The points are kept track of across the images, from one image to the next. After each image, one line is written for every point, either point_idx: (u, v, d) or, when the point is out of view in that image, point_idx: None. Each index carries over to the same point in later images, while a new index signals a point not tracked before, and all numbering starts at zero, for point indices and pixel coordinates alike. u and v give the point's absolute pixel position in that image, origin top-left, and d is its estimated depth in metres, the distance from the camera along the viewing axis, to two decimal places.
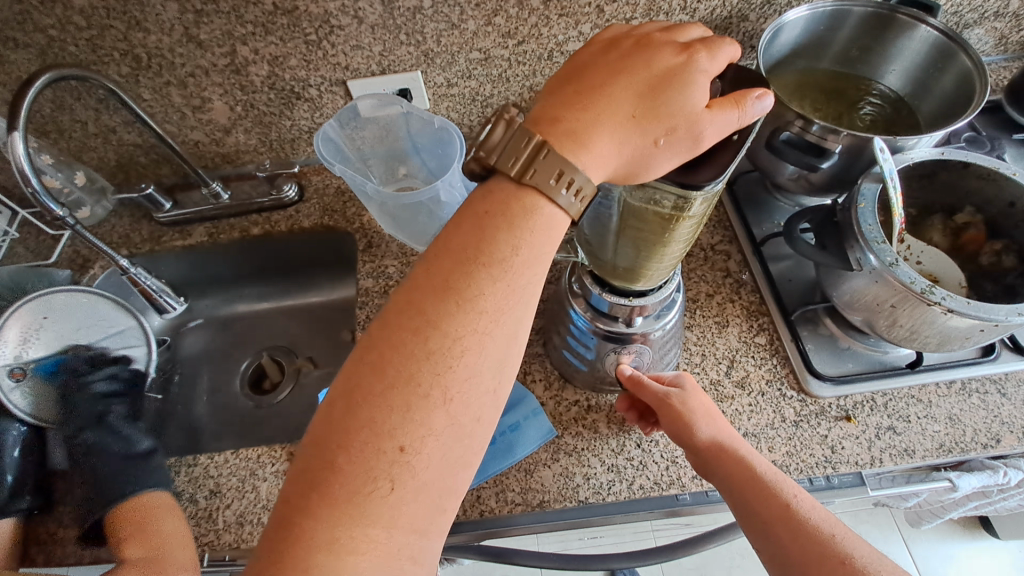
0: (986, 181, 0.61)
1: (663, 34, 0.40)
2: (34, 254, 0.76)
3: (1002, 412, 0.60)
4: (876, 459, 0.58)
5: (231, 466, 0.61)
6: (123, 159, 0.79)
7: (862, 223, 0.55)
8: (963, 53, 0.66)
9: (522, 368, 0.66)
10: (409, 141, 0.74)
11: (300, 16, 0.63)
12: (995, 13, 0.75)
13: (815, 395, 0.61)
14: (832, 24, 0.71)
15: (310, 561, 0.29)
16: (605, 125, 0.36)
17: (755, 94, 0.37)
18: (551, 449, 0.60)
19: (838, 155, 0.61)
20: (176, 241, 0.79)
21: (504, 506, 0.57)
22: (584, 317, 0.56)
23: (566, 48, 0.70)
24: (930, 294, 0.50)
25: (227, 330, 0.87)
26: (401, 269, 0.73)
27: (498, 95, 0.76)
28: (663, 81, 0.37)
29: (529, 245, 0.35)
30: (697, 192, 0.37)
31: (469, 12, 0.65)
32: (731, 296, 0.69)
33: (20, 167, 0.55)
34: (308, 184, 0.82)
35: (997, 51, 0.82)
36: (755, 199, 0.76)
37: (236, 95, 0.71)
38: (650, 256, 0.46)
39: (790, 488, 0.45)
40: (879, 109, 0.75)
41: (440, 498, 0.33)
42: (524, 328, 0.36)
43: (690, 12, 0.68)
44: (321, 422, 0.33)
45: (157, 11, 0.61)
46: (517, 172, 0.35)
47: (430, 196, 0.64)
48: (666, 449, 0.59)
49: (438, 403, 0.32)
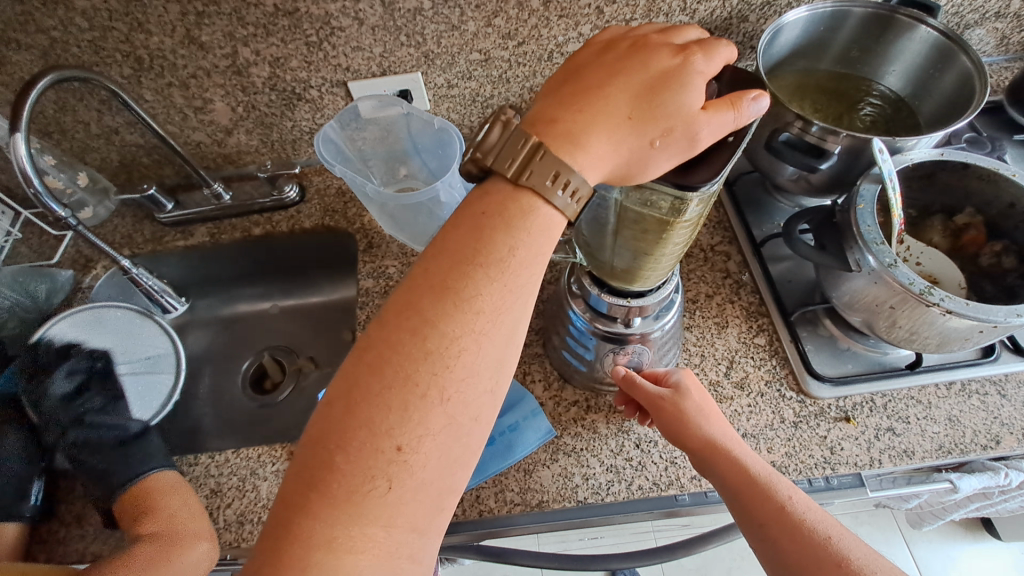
0: (986, 182, 0.61)
1: (659, 36, 0.40)
2: (37, 254, 0.77)
3: (1002, 413, 0.60)
4: (875, 460, 0.58)
5: (232, 466, 0.61)
6: (126, 160, 0.79)
7: (861, 224, 0.55)
8: (963, 54, 0.66)
9: (522, 368, 0.66)
10: (410, 141, 0.74)
11: (301, 18, 0.64)
12: (996, 14, 0.75)
13: (815, 395, 0.61)
14: (832, 24, 0.71)
15: (308, 560, 0.30)
16: (602, 126, 0.36)
17: (751, 95, 0.37)
18: (551, 449, 0.60)
19: (838, 156, 0.61)
20: (178, 241, 0.79)
21: (503, 506, 0.57)
22: (584, 317, 0.56)
23: (566, 49, 0.70)
24: (929, 294, 0.50)
25: (229, 330, 0.87)
26: (401, 270, 0.73)
27: (498, 96, 0.76)
28: (659, 83, 0.37)
29: (526, 245, 0.36)
30: (694, 193, 0.37)
31: (469, 13, 0.65)
32: (731, 296, 0.69)
33: (23, 168, 0.55)
34: (309, 184, 0.82)
35: (998, 52, 0.82)
36: (755, 200, 0.76)
37: (238, 96, 0.72)
38: (648, 257, 0.46)
39: (785, 489, 0.45)
40: (879, 109, 0.75)
41: (438, 497, 0.33)
42: (521, 328, 0.37)
43: (690, 13, 0.68)
44: (319, 421, 0.33)
45: (159, 13, 0.62)
46: (514, 173, 0.36)
47: (430, 197, 0.64)
48: (665, 449, 0.59)
49: (436, 402, 0.33)
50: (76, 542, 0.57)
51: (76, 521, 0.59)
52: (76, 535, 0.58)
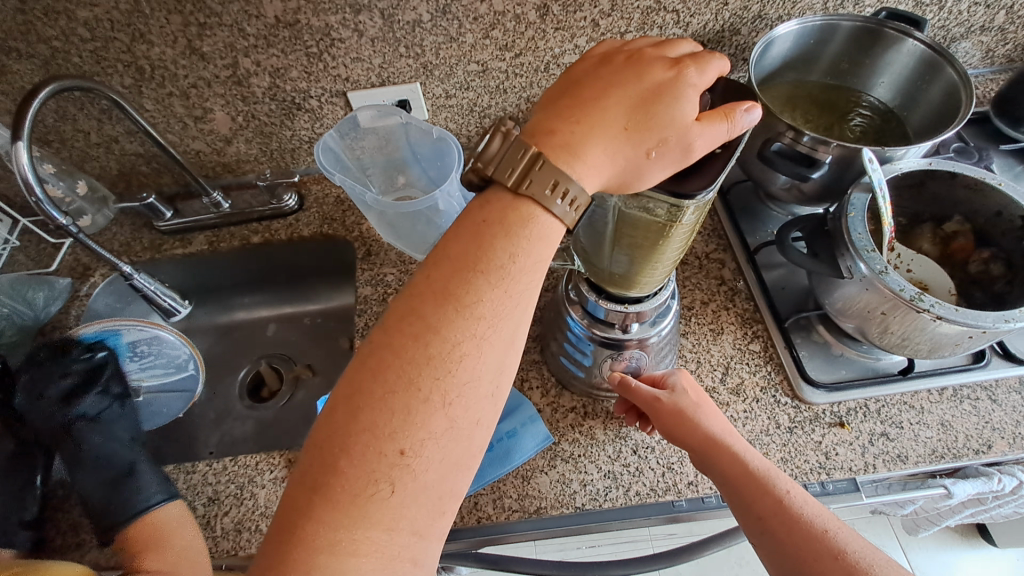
0: (973, 191, 0.62)
1: (654, 49, 0.42)
2: (34, 262, 0.77)
3: (994, 418, 0.61)
4: (870, 465, 0.58)
5: (231, 473, 0.61)
6: (124, 168, 0.80)
7: (852, 231, 0.56)
8: (950, 66, 0.68)
9: (520, 375, 0.66)
10: (409, 150, 0.75)
11: (302, 29, 0.64)
12: (982, 27, 0.77)
13: (810, 401, 0.62)
14: (822, 38, 0.73)
15: (312, 563, 0.30)
16: (600, 137, 0.37)
17: (744, 106, 0.38)
18: (549, 456, 0.60)
19: (828, 166, 0.63)
20: (177, 249, 0.80)
21: (501, 513, 0.57)
22: (581, 323, 0.57)
23: (563, 60, 0.71)
24: (919, 301, 0.51)
25: (227, 338, 0.87)
26: (400, 277, 0.74)
27: (496, 106, 0.77)
28: (655, 94, 0.38)
29: (526, 253, 0.36)
30: (690, 201, 0.38)
31: (468, 25, 0.66)
32: (726, 303, 0.70)
33: (25, 176, 0.55)
34: (308, 193, 0.83)
35: (985, 64, 0.84)
36: (748, 208, 0.78)
37: (238, 106, 0.73)
38: (645, 262, 0.46)
39: (784, 483, 0.45)
40: (869, 120, 0.77)
41: (440, 500, 0.33)
42: (520, 334, 0.37)
43: (683, 27, 0.70)
44: (323, 427, 0.33)
45: (161, 24, 0.62)
46: (514, 182, 0.36)
47: (428, 205, 0.65)
48: (662, 456, 0.59)
49: (437, 406, 0.33)
50: (72, 552, 0.57)
51: (73, 529, 0.59)
52: (72, 544, 0.58)
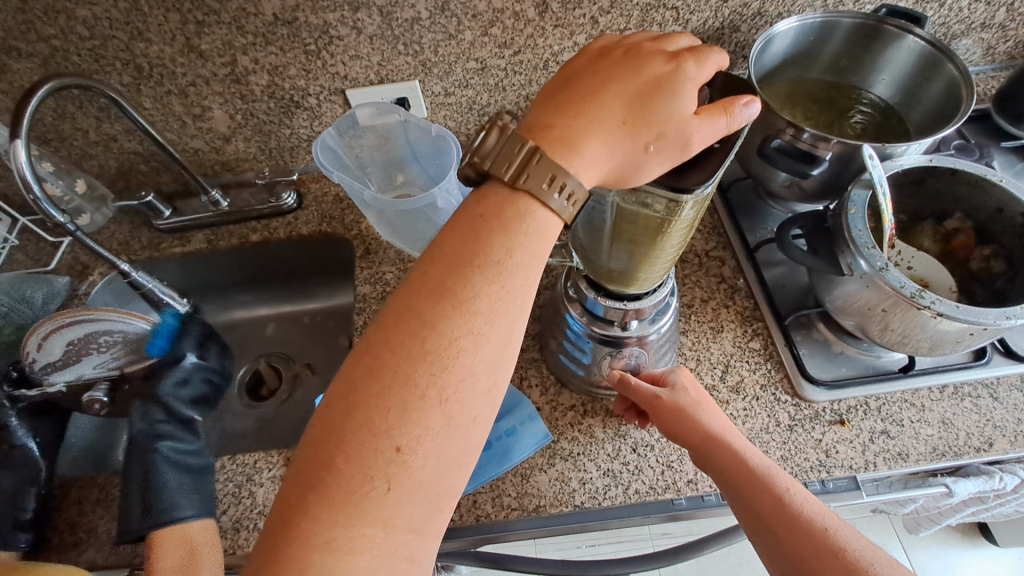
0: (974, 188, 0.62)
1: (653, 44, 0.41)
2: (33, 261, 0.77)
3: (995, 416, 0.60)
4: (870, 463, 0.58)
5: (228, 472, 0.61)
6: (123, 167, 0.80)
7: (852, 228, 0.56)
8: (951, 62, 0.67)
9: (519, 373, 0.66)
10: (408, 148, 0.75)
11: (300, 27, 0.64)
12: (982, 24, 0.77)
13: (810, 399, 0.61)
14: (822, 35, 0.73)
15: (307, 561, 0.30)
16: (597, 132, 0.37)
17: (743, 101, 0.38)
18: (548, 454, 0.60)
19: (829, 163, 0.62)
20: (175, 248, 0.80)
21: (500, 511, 0.57)
22: (580, 321, 0.56)
23: (562, 58, 0.71)
24: (920, 297, 0.51)
25: (226, 336, 0.87)
26: (399, 276, 0.74)
27: (495, 104, 0.76)
28: (653, 89, 0.38)
29: (524, 249, 0.36)
30: (688, 196, 0.38)
31: (466, 23, 0.66)
32: (725, 301, 0.69)
33: (22, 174, 0.55)
34: (307, 191, 0.83)
35: (986, 61, 0.83)
36: (748, 206, 0.77)
37: (236, 104, 0.72)
38: (644, 258, 0.46)
39: (784, 481, 0.45)
40: (869, 117, 0.77)
41: (437, 498, 0.33)
42: (518, 330, 0.37)
43: (683, 24, 0.70)
44: (319, 424, 0.33)
45: (159, 22, 0.62)
46: (511, 177, 0.36)
47: (427, 203, 0.65)
48: (662, 453, 0.59)
49: (434, 403, 0.33)
50: (69, 551, 0.57)
51: (70, 528, 0.58)
52: (69, 543, 0.57)
